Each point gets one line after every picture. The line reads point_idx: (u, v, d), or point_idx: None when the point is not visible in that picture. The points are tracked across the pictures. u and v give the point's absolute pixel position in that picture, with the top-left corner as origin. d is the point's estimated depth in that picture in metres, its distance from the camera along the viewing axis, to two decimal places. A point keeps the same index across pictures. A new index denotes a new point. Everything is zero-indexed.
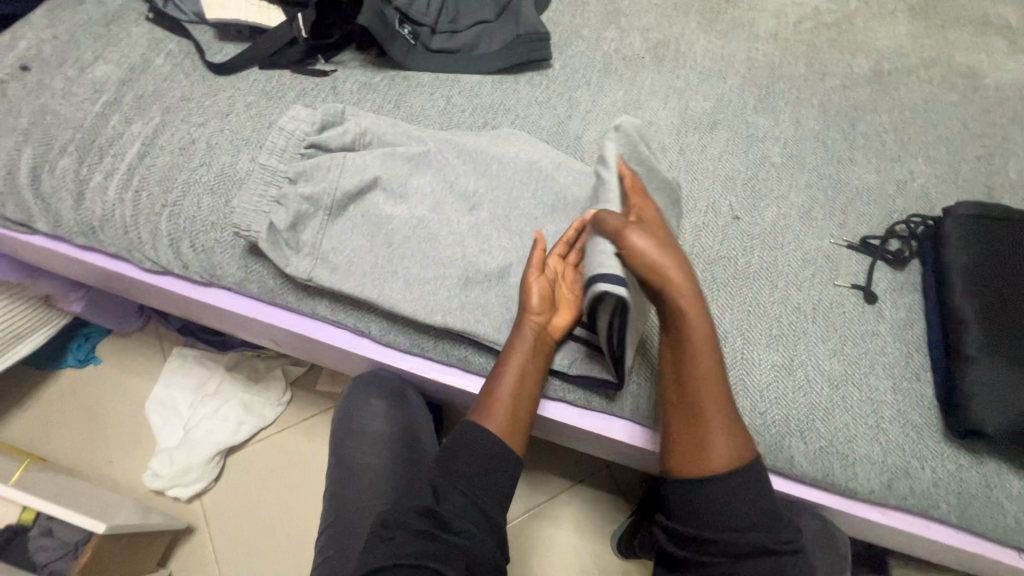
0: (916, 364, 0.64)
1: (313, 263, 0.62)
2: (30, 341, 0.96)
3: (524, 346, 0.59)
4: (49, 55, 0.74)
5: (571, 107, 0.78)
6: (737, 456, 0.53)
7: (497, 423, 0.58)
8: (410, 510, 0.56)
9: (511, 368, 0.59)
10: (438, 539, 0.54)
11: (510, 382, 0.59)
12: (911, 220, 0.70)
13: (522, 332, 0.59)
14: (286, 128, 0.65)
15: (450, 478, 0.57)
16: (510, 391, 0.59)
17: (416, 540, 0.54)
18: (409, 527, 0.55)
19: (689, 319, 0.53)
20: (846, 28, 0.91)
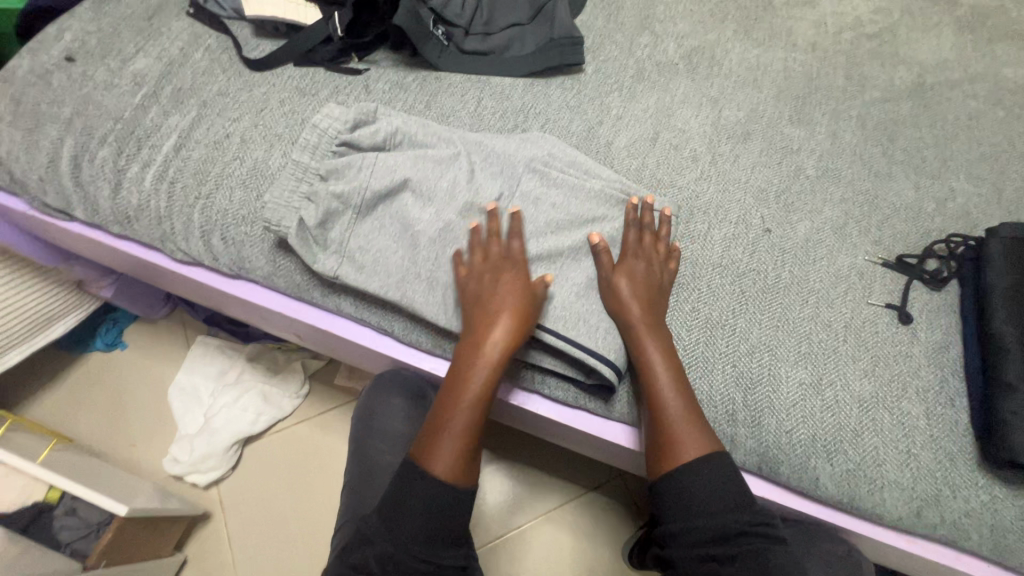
0: (951, 390, 0.61)
1: (339, 261, 0.62)
2: (63, 324, 0.99)
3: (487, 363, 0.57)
4: (93, 47, 0.76)
5: (602, 113, 0.77)
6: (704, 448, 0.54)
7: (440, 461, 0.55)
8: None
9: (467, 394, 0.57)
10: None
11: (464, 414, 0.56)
12: (951, 240, 0.68)
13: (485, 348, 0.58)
14: (320, 125, 0.66)
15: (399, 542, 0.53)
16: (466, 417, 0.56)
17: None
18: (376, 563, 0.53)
19: (645, 342, 0.59)
20: (888, 39, 0.88)
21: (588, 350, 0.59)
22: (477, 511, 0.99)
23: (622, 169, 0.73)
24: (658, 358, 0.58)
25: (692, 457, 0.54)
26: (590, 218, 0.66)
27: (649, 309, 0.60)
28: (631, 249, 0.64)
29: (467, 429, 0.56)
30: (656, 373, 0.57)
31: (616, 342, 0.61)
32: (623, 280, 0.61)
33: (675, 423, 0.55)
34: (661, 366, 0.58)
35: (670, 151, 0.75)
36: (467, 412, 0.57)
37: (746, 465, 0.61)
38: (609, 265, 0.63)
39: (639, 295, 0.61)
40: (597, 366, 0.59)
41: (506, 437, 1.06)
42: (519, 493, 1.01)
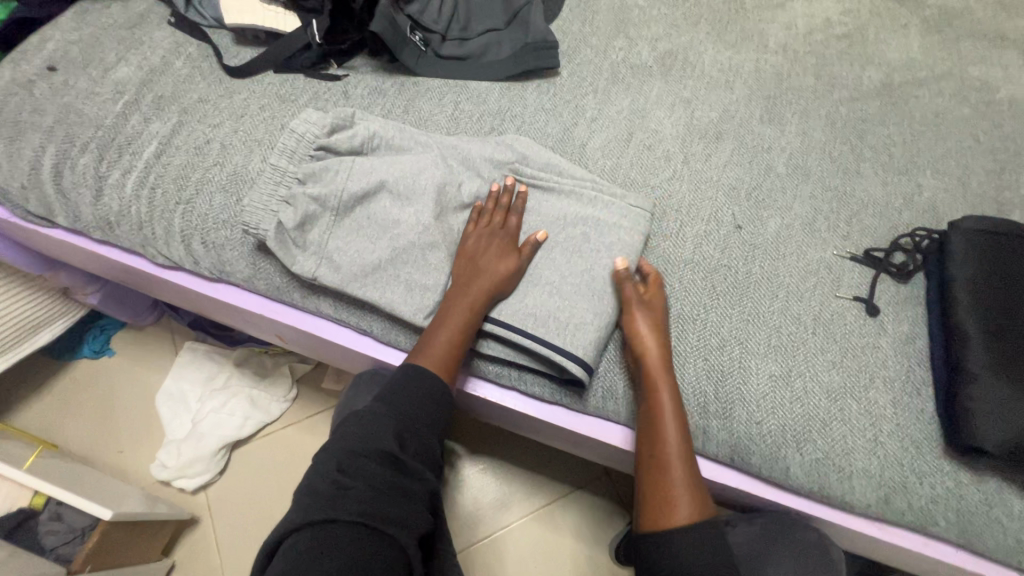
0: (917, 379, 0.63)
1: (317, 262, 0.63)
2: (48, 332, 1.00)
3: (486, 279, 0.62)
4: (74, 56, 0.77)
5: (578, 115, 0.79)
6: (695, 510, 0.54)
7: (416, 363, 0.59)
8: (340, 514, 0.46)
9: (466, 301, 0.61)
10: (391, 541, 0.46)
11: (451, 327, 0.60)
12: (916, 234, 0.70)
13: (487, 266, 0.63)
14: (298, 130, 0.67)
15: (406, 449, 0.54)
16: (458, 321, 0.60)
17: (359, 546, 0.45)
18: (374, 464, 0.51)
19: (659, 392, 0.58)
20: (857, 40, 0.91)
21: (559, 351, 0.60)
22: (465, 510, 1.00)
23: (597, 169, 0.75)
24: (669, 410, 0.58)
25: (683, 518, 0.54)
26: (566, 219, 0.68)
27: (666, 350, 0.60)
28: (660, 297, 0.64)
29: (456, 338, 0.60)
30: (667, 416, 0.58)
31: (592, 341, 0.61)
32: (644, 316, 0.61)
33: (677, 472, 0.56)
34: (670, 419, 0.57)
35: (644, 152, 0.76)
36: (459, 317, 0.60)
37: (718, 456, 0.63)
38: (630, 304, 0.62)
39: (662, 335, 0.61)
40: (572, 367, 0.60)
41: (492, 437, 1.07)
42: (507, 493, 1.02)
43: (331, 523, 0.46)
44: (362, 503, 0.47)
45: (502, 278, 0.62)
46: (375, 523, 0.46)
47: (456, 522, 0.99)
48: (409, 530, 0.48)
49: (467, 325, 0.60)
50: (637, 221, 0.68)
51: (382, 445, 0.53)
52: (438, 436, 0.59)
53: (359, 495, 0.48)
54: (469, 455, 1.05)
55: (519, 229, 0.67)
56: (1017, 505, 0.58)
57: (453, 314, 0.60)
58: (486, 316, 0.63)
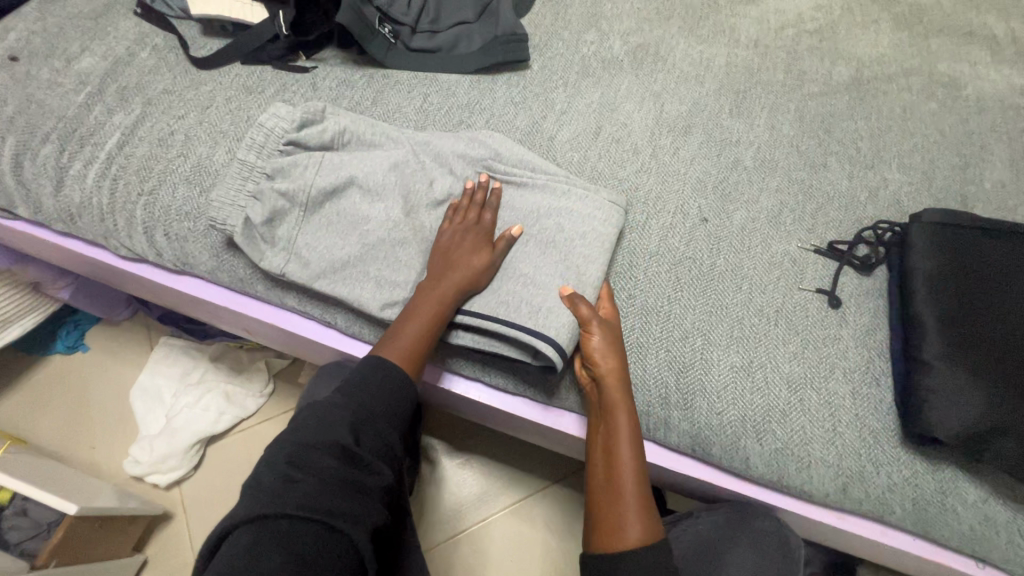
0: (876, 370, 0.64)
1: (285, 259, 0.63)
2: (18, 327, 0.98)
3: (457, 274, 0.60)
4: (38, 47, 0.76)
5: (547, 108, 0.79)
6: (650, 532, 0.53)
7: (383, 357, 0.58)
8: (285, 509, 0.44)
9: (433, 297, 0.60)
10: (340, 535, 0.45)
11: (417, 323, 0.59)
12: (879, 227, 0.70)
13: (461, 261, 0.61)
14: (266, 125, 0.66)
15: (363, 441, 0.53)
16: (426, 316, 0.59)
17: (304, 541, 0.43)
18: (326, 456, 0.49)
19: (619, 412, 0.57)
20: (828, 35, 0.91)
21: (535, 334, 0.58)
22: (440, 504, 1.01)
23: (565, 161, 0.75)
24: (628, 430, 0.56)
25: (637, 540, 0.52)
26: (532, 209, 0.68)
27: (624, 369, 0.59)
28: (614, 315, 0.63)
29: (422, 334, 0.59)
30: (623, 439, 0.56)
31: (566, 325, 0.59)
32: (600, 333, 0.59)
33: (628, 497, 0.54)
34: (628, 438, 0.56)
35: (612, 145, 0.77)
36: (427, 313, 0.59)
37: (680, 446, 0.63)
38: (589, 317, 0.59)
39: (620, 354, 0.59)
40: (542, 348, 0.58)
41: (468, 431, 1.07)
42: (483, 487, 1.02)
43: (276, 516, 0.44)
44: (309, 496, 0.45)
45: (474, 276, 0.61)
46: (323, 517, 0.44)
47: (431, 516, 0.99)
48: (361, 524, 0.46)
49: (436, 319, 0.59)
50: (611, 216, 0.67)
51: (337, 437, 0.51)
52: (401, 433, 0.57)
53: (307, 489, 0.46)
54: (445, 449, 1.05)
55: (493, 226, 0.66)
56: (972, 494, 0.58)
57: (421, 309, 0.59)
58: (458, 310, 0.62)
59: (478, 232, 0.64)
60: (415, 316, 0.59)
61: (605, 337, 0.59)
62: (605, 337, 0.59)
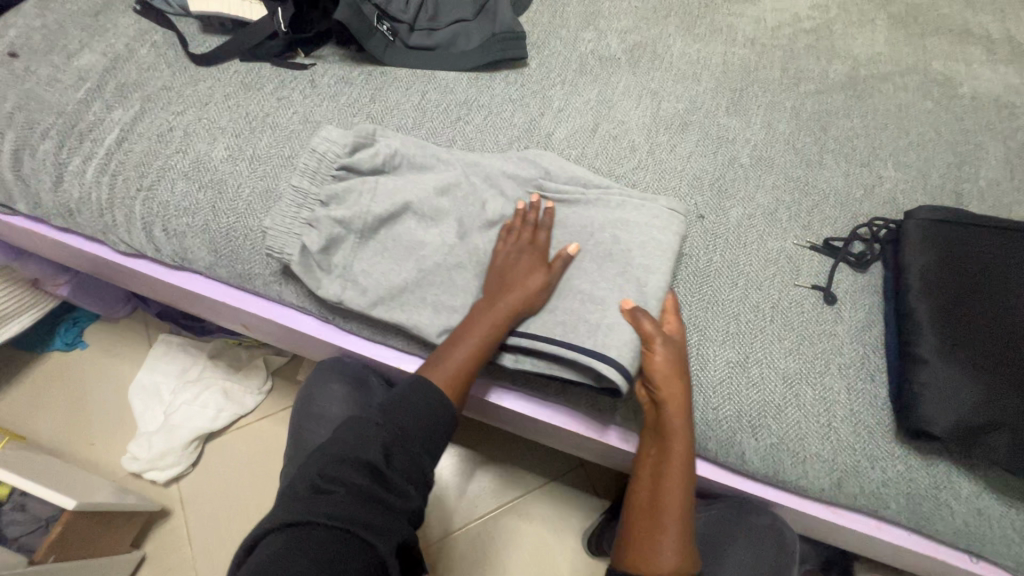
0: (871, 365, 0.64)
1: (342, 287, 0.63)
2: (18, 322, 0.98)
3: (513, 296, 0.59)
4: (38, 43, 0.76)
5: (545, 105, 0.79)
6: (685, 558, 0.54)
7: (433, 377, 0.58)
8: (318, 518, 0.45)
9: (488, 319, 0.58)
10: (367, 546, 0.45)
11: (469, 345, 0.58)
12: (874, 224, 0.71)
13: (518, 282, 0.60)
14: (318, 149, 0.65)
15: (397, 457, 0.53)
16: (478, 338, 0.58)
17: (335, 552, 0.44)
18: (355, 472, 0.50)
19: (674, 438, 0.56)
20: (825, 34, 0.92)
21: (593, 355, 0.56)
22: (436, 503, 1.01)
23: (562, 158, 0.75)
24: (681, 457, 0.56)
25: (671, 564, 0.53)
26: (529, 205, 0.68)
27: (687, 391, 0.57)
28: (679, 332, 0.60)
29: (473, 356, 0.58)
30: (675, 465, 0.56)
31: (628, 344, 0.57)
32: (664, 353, 0.57)
33: (668, 524, 0.55)
34: (680, 466, 0.56)
35: (610, 142, 0.77)
36: (480, 335, 0.58)
37: None
38: (652, 338, 0.57)
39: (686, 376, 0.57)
40: (601, 369, 0.56)
41: (467, 429, 1.07)
42: (481, 484, 1.02)
43: (305, 524, 0.45)
44: (337, 506, 0.46)
45: (530, 298, 0.59)
46: (349, 527, 0.45)
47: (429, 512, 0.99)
48: (389, 537, 0.47)
49: (487, 342, 0.58)
50: (672, 223, 0.65)
51: (369, 453, 0.52)
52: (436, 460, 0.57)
53: (335, 501, 0.47)
54: None
55: (549, 245, 0.64)
56: (966, 488, 0.59)
57: (474, 330, 0.58)
58: (511, 332, 0.60)
59: (533, 254, 0.62)
60: (467, 338, 0.58)
61: (670, 359, 0.57)
62: (669, 358, 0.57)
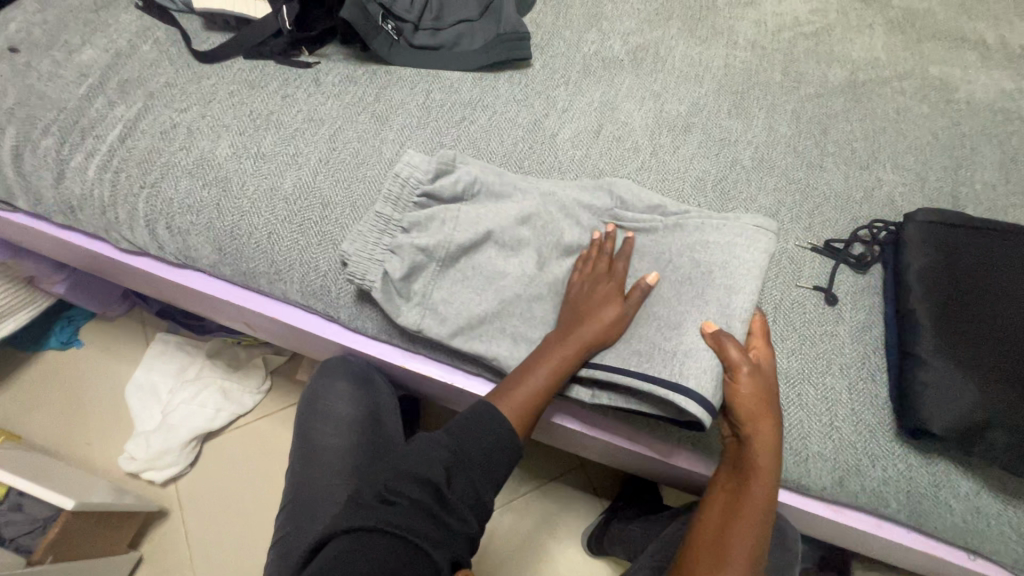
0: (872, 365, 0.65)
1: (421, 314, 0.62)
2: (14, 320, 0.98)
3: (588, 328, 0.59)
4: (38, 38, 0.75)
5: (549, 106, 0.80)
6: None
7: (502, 407, 0.58)
8: (378, 525, 0.49)
9: (563, 351, 0.58)
10: (424, 557, 0.49)
11: (539, 377, 0.58)
12: (874, 226, 0.72)
13: (594, 314, 0.59)
14: (401, 175, 0.65)
15: (460, 475, 0.55)
16: (550, 370, 0.58)
17: (392, 558, 0.48)
18: (417, 489, 0.52)
19: (758, 474, 0.55)
20: (824, 38, 0.93)
21: (672, 386, 0.55)
22: None
23: (567, 159, 0.75)
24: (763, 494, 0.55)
25: None
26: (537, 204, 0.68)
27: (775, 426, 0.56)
28: (767, 359, 0.58)
29: (543, 389, 0.58)
30: (756, 502, 0.55)
31: (706, 372, 0.55)
32: (750, 383, 0.55)
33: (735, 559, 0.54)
34: (760, 502, 0.55)
35: (614, 143, 0.77)
36: (553, 367, 0.58)
37: (681, 442, 0.64)
38: (739, 367, 0.55)
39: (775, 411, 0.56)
40: (682, 402, 0.54)
41: None
42: None
43: (370, 531, 0.49)
44: (399, 519, 0.49)
45: (605, 331, 0.59)
46: (411, 538, 0.49)
47: None
48: (445, 548, 0.51)
49: (560, 375, 0.58)
50: (758, 240, 0.62)
51: (432, 472, 0.54)
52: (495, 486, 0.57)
53: (395, 515, 0.50)
54: None
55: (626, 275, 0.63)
56: (964, 486, 0.60)
57: (546, 361, 0.58)
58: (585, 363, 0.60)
59: (611, 284, 0.61)
60: (537, 370, 0.58)
61: (759, 391, 0.56)
62: (759, 391, 0.56)
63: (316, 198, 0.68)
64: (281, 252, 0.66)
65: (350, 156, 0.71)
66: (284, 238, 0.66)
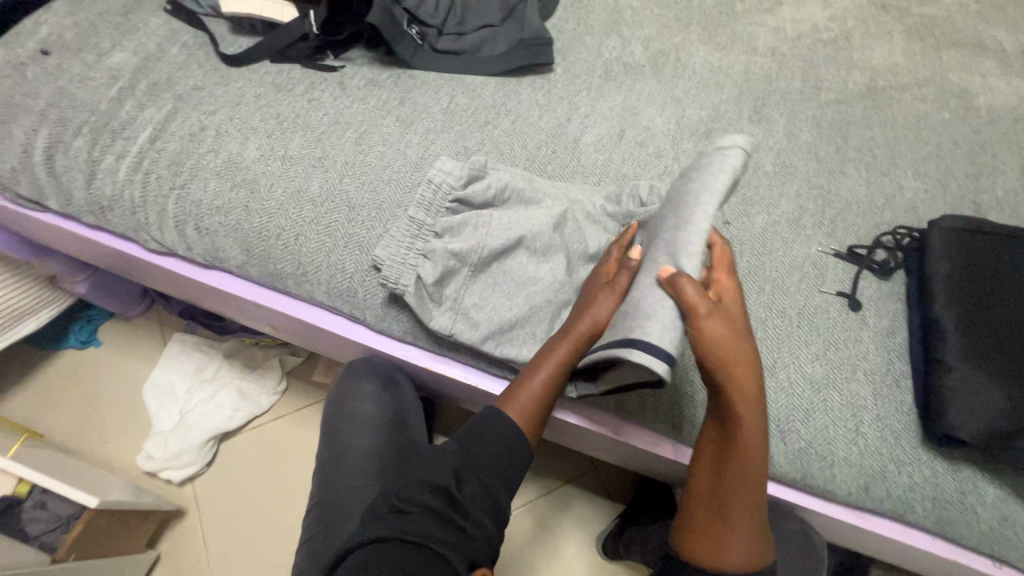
0: (896, 372, 0.65)
1: (453, 318, 0.64)
2: (32, 321, 0.99)
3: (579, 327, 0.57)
4: (68, 41, 0.76)
5: (571, 111, 0.80)
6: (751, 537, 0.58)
7: (509, 412, 0.60)
8: (393, 534, 0.50)
9: (558, 352, 0.58)
10: (442, 560, 0.49)
11: (539, 382, 0.58)
12: (897, 232, 0.72)
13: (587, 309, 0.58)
14: (434, 181, 0.66)
15: (472, 474, 0.57)
16: (548, 373, 0.58)
17: (409, 563, 0.49)
18: (428, 495, 0.54)
19: (745, 431, 0.54)
20: (844, 45, 0.93)
21: (633, 346, 0.48)
22: None
23: (589, 164, 0.76)
24: (753, 449, 0.55)
25: (738, 543, 0.58)
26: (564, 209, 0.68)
27: (751, 374, 0.53)
28: (729, 296, 0.55)
29: (545, 392, 0.59)
30: (748, 459, 0.55)
31: (666, 325, 0.48)
32: (720, 336, 0.50)
33: (734, 510, 0.57)
34: (749, 456, 0.55)
35: (636, 147, 0.78)
36: (550, 370, 0.58)
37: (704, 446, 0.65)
38: (706, 322, 0.50)
39: (752, 362, 0.53)
40: (642, 361, 0.47)
41: None
42: None
43: (385, 541, 0.50)
44: (413, 525, 0.51)
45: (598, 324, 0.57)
46: (427, 543, 0.50)
47: None
48: (463, 551, 0.51)
49: (558, 376, 0.58)
50: (721, 161, 0.56)
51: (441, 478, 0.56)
52: (506, 487, 0.58)
53: (408, 523, 0.52)
54: None
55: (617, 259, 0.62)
56: (991, 494, 0.60)
57: (543, 366, 0.58)
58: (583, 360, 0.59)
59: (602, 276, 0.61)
60: (537, 375, 0.59)
61: (729, 344, 0.51)
62: (728, 343, 0.51)
63: (342, 201, 0.68)
64: (308, 254, 0.66)
65: (375, 159, 0.72)
66: (311, 240, 0.67)
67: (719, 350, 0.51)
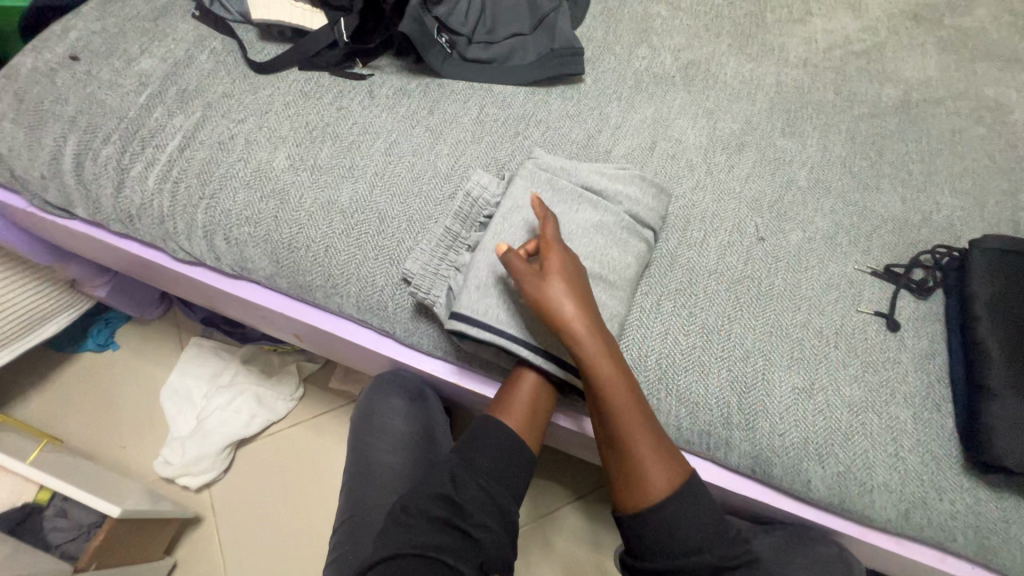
0: (937, 396, 0.63)
1: None
2: (54, 324, 0.99)
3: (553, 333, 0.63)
4: (97, 46, 0.76)
5: (602, 122, 0.79)
6: (669, 473, 0.55)
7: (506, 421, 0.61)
8: (399, 549, 0.54)
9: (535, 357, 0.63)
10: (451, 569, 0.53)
11: (526, 385, 0.62)
12: (936, 251, 0.70)
13: None
14: (472, 194, 0.67)
15: (470, 474, 0.59)
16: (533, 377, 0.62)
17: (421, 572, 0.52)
18: (431, 506, 0.57)
19: (600, 362, 0.55)
20: (876, 57, 0.92)
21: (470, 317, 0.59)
22: None
23: None
24: (616, 381, 0.55)
25: (661, 480, 0.54)
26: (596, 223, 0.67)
27: (583, 312, 0.56)
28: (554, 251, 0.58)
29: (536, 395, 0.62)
30: (616, 392, 0.55)
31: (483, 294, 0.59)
32: (533, 283, 0.55)
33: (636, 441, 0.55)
34: (618, 387, 0.55)
35: (667, 161, 0.77)
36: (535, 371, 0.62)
37: (740, 467, 0.64)
38: (524, 274, 0.56)
39: (572, 299, 0.55)
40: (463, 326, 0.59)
41: None
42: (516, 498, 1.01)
43: (393, 557, 0.53)
44: (418, 538, 0.54)
45: None
46: (436, 555, 0.53)
47: None
48: (472, 557, 0.54)
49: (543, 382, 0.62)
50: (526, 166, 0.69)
51: (441, 488, 0.58)
52: (513, 495, 0.60)
53: (414, 536, 0.55)
54: None
55: None
56: None
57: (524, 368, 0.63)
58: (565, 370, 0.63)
59: None
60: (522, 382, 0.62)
61: (548, 289, 0.55)
62: (547, 288, 0.55)
63: (373, 213, 0.67)
64: (338, 266, 0.65)
65: (405, 170, 0.71)
66: (341, 252, 0.66)
67: (537, 295, 0.55)
